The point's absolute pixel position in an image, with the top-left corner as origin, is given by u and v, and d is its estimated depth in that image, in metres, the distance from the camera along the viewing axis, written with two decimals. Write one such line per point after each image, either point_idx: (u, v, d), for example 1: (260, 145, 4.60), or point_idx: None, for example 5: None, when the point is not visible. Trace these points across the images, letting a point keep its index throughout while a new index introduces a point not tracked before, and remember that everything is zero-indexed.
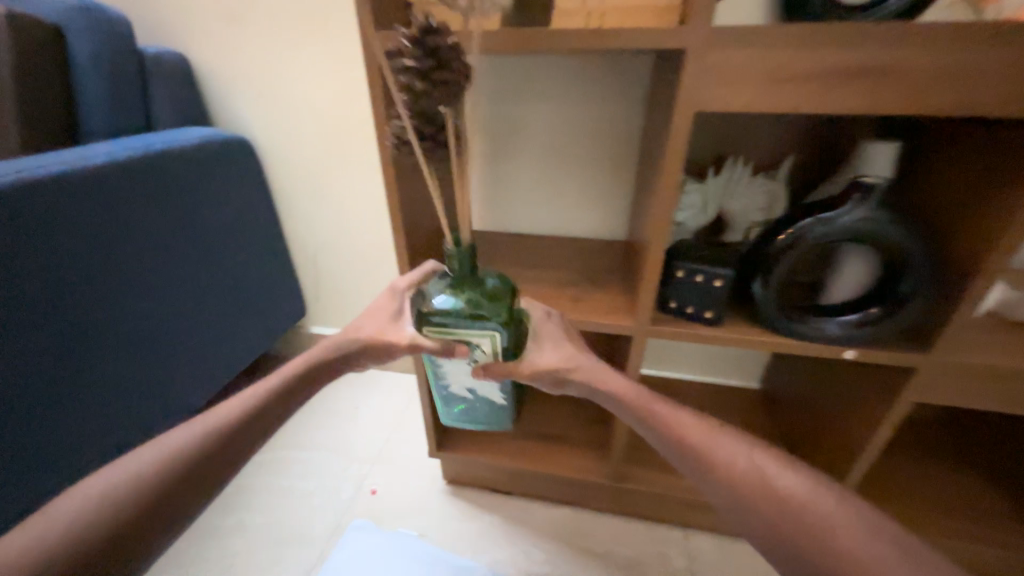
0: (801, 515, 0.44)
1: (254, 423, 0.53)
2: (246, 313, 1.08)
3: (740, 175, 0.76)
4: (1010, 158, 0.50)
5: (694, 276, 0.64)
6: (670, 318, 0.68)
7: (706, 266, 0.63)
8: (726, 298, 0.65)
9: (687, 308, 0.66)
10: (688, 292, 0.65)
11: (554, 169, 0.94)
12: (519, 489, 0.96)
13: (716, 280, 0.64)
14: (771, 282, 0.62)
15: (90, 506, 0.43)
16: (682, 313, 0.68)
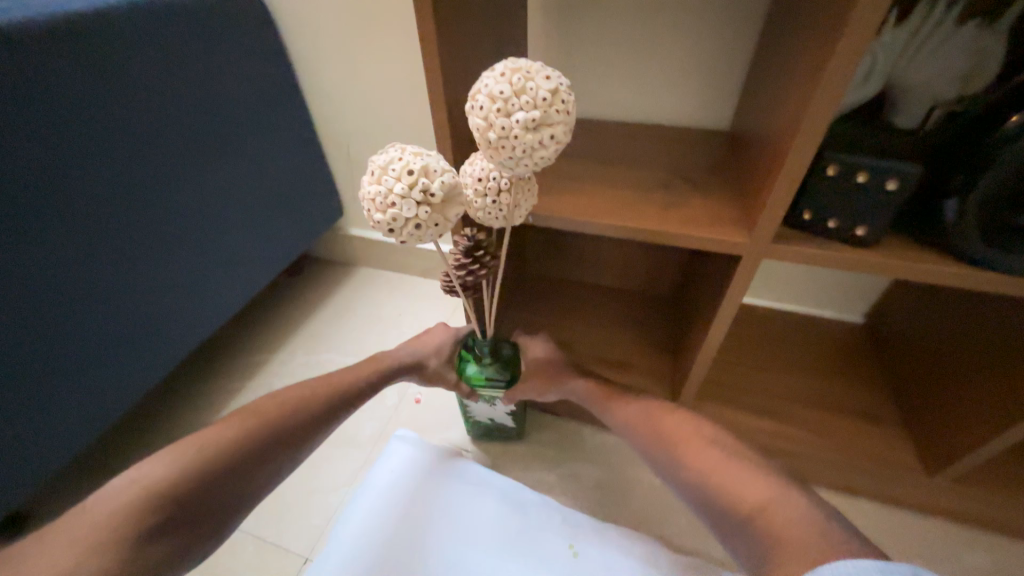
0: (773, 517, 0.46)
1: (328, 421, 0.60)
2: (280, 215, 1.00)
3: (943, 24, 0.50)
4: None
5: (856, 175, 0.45)
6: (800, 235, 0.51)
7: (880, 161, 0.44)
8: (896, 210, 0.46)
9: (829, 223, 0.48)
10: (838, 199, 0.46)
11: (643, 28, 0.70)
12: (570, 412, 0.90)
13: (886, 182, 0.44)
14: (978, 192, 0.43)
15: (188, 463, 0.50)
16: (820, 228, 0.50)
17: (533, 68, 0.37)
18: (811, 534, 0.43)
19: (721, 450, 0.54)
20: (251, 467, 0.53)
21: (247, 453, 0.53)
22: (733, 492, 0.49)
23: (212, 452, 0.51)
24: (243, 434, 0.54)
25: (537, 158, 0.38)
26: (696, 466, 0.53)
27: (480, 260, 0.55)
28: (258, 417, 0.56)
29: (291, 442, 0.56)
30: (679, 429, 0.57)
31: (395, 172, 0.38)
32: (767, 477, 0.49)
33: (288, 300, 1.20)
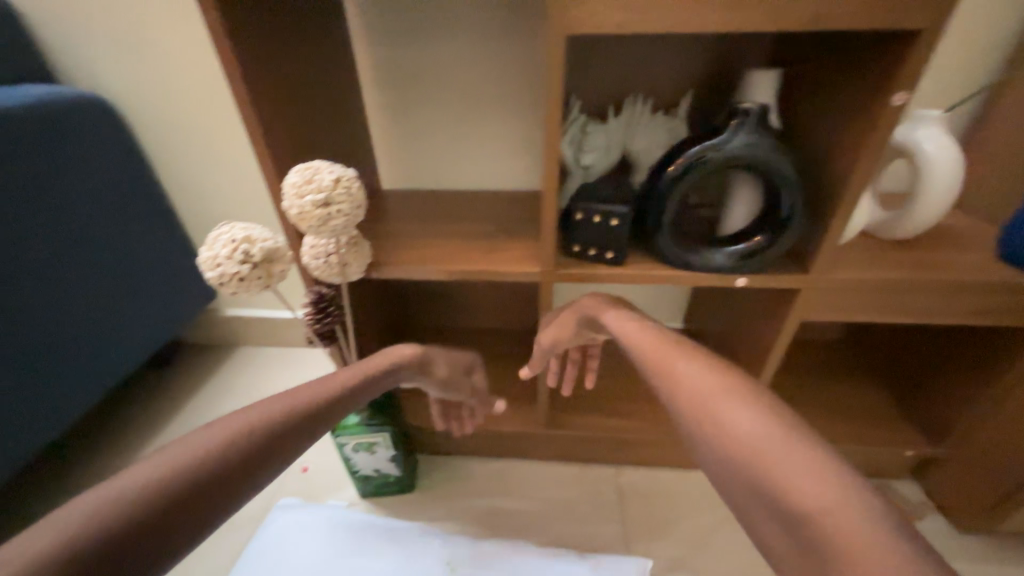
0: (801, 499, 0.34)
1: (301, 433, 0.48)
2: (140, 302, 0.98)
3: (639, 115, 0.75)
4: (864, 73, 0.53)
5: (593, 216, 0.63)
6: (576, 262, 0.68)
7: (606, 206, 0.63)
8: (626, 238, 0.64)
9: (590, 250, 0.66)
10: (588, 233, 0.65)
11: (462, 117, 0.88)
12: (457, 449, 0.96)
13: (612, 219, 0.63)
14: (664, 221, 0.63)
15: (140, 476, 0.37)
16: (586, 255, 0.68)
17: (322, 164, 0.50)
18: (862, 518, 0.32)
19: (759, 404, 0.42)
20: (233, 476, 0.41)
21: (232, 459, 0.41)
22: (762, 461, 0.37)
23: (173, 462, 0.38)
24: (215, 438, 0.42)
25: (333, 225, 0.51)
26: (718, 425, 0.41)
27: (325, 311, 0.64)
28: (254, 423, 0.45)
29: (275, 447, 0.45)
30: (709, 379, 0.46)
31: (221, 242, 0.49)
32: (808, 441, 0.37)
33: (160, 395, 1.14)
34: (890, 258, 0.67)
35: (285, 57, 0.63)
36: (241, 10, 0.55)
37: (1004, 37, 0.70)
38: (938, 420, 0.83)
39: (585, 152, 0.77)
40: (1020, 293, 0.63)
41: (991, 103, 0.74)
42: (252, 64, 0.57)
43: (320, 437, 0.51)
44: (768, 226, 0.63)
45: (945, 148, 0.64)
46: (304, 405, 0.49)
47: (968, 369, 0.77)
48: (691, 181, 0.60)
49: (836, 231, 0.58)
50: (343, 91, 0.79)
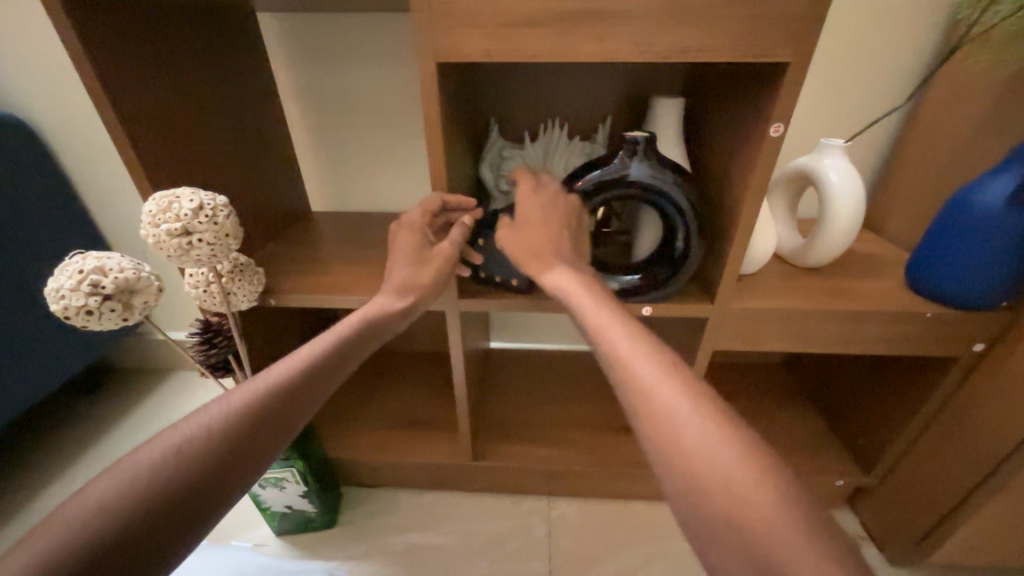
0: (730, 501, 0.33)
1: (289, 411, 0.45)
2: (58, 328, 0.92)
3: (556, 141, 0.75)
4: (749, 105, 0.52)
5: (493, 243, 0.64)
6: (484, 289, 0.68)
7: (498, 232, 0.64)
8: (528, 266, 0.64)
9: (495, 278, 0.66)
10: (491, 259, 0.65)
11: (388, 140, 0.87)
12: (384, 480, 0.92)
13: None
14: None
15: (125, 495, 0.35)
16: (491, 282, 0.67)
17: (184, 191, 0.48)
18: (793, 541, 0.30)
19: (699, 398, 0.39)
20: (235, 464, 0.39)
21: (228, 452, 0.39)
22: (698, 471, 0.35)
23: (156, 471, 0.36)
24: (194, 439, 0.39)
25: (195, 255, 0.48)
26: (655, 420, 0.39)
27: (212, 342, 0.61)
28: (237, 413, 0.42)
29: (274, 426, 0.43)
30: (662, 367, 0.42)
31: (68, 272, 0.46)
32: (741, 446, 0.35)
33: (74, 421, 1.06)
34: (798, 287, 0.67)
35: (183, 79, 0.61)
36: (122, 32, 0.53)
37: (910, 72, 0.72)
38: (864, 450, 0.82)
39: (503, 177, 0.75)
40: (924, 324, 0.62)
41: (902, 135, 0.75)
42: (136, 86, 0.55)
43: (325, 398, 0.49)
44: (666, 261, 0.62)
45: (850, 178, 0.64)
46: (293, 377, 0.46)
47: (888, 399, 0.77)
48: (589, 207, 0.59)
49: (730, 261, 0.57)
50: (259, 112, 0.77)
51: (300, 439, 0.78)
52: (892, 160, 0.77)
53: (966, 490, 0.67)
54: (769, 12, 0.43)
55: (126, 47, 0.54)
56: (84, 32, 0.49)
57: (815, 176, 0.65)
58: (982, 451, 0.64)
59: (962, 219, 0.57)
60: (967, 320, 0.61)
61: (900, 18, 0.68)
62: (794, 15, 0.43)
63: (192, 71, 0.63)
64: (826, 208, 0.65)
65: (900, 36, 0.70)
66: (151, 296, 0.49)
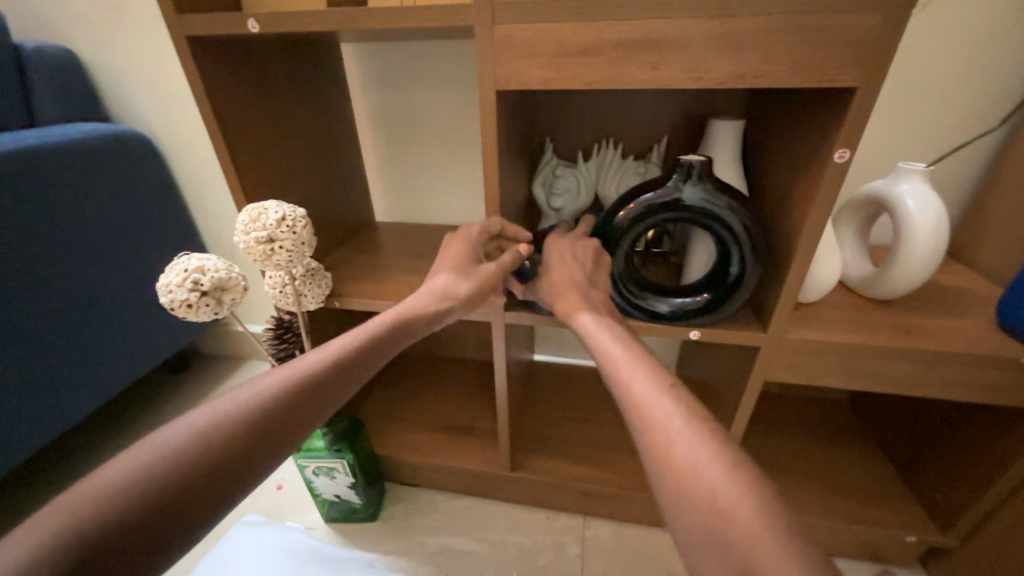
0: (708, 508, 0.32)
1: (320, 392, 0.47)
2: (158, 316, 1.06)
3: (609, 161, 0.76)
4: (812, 129, 0.51)
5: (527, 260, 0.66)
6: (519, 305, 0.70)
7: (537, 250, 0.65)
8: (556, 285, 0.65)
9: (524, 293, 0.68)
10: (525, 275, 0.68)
11: (449, 158, 0.93)
12: (424, 481, 0.96)
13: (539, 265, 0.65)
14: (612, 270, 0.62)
15: (160, 460, 0.37)
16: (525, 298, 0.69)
17: (271, 204, 0.54)
18: (773, 551, 0.28)
19: (692, 416, 0.39)
20: (261, 446, 0.41)
21: (258, 431, 0.41)
22: (684, 481, 0.35)
23: (191, 441, 0.38)
24: (226, 417, 0.41)
25: (276, 260, 0.55)
26: (650, 433, 0.39)
27: (284, 337, 0.68)
28: (269, 398, 0.44)
29: (303, 412, 0.45)
30: (660, 387, 0.42)
31: (176, 270, 0.53)
32: (729, 460, 0.34)
33: (163, 398, 1.20)
34: (864, 320, 0.63)
35: (277, 104, 0.70)
36: (232, 66, 0.62)
37: (1011, 91, 0.65)
38: (942, 506, 0.73)
39: (555, 195, 0.77)
40: (1017, 370, 0.55)
41: (1000, 160, 0.68)
42: (239, 112, 0.63)
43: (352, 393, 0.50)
44: (715, 285, 0.60)
45: (931, 204, 0.58)
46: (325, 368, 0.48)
47: (974, 450, 0.69)
48: (639, 228, 0.59)
49: (786, 289, 0.55)
50: (337, 132, 0.86)
51: (352, 433, 0.84)
52: (985, 186, 0.70)
53: None
54: (836, 38, 0.42)
55: (234, 78, 0.62)
56: (203, 67, 0.57)
57: (890, 202, 0.61)
58: None
59: None
60: None
61: (999, 34, 0.63)
62: (866, 40, 0.42)
63: (284, 97, 0.71)
64: (902, 236, 0.60)
65: (999, 53, 0.64)
66: (238, 293, 0.57)
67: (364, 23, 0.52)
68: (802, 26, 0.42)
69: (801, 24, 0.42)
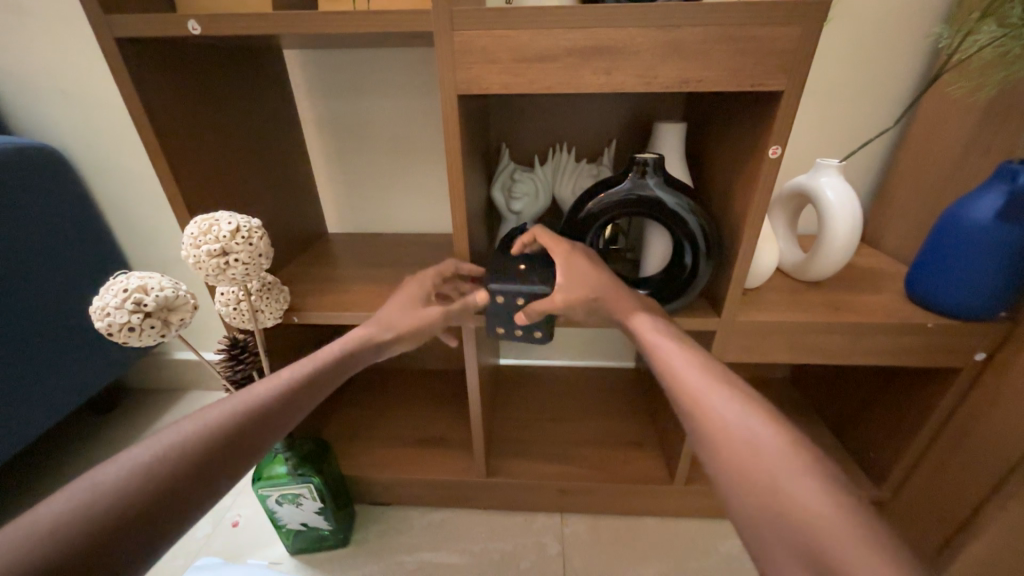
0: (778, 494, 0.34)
1: (267, 425, 0.45)
2: (80, 349, 0.95)
3: (565, 164, 0.79)
4: (747, 129, 0.56)
5: (499, 296, 0.61)
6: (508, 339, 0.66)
7: (523, 285, 0.60)
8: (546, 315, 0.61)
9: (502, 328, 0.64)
10: (500, 312, 0.62)
11: (404, 165, 0.91)
12: (397, 498, 0.93)
13: (519, 297, 0.60)
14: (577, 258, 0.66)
15: (90, 504, 0.33)
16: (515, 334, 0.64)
17: (223, 215, 0.51)
18: (845, 534, 0.31)
19: (749, 407, 0.41)
20: (195, 484, 0.38)
21: (195, 468, 0.38)
22: (745, 468, 0.37)
23: (124, 480, 0.35)
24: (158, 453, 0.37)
25: (230, 274, 0.51)
26: (710, 428, 0.40)
27: (238, 358, 0.63)
28: (208, 432, 0.41)
29: (243, 445, 0.42)
30: (712, 381, 0.44)
31: (113, 291, 0.49)
32: (801, 456, 0.36)
33: (88, 443, 1.07)
34: (802, 300, 0.69)
35: (218, 111, 0.66)
36: (168, 70, 0.57)
37: (899, 96, 0.76)
38: (876, 463, 0.82)
39: (515, 198, 0.79)
40: (926, 334, 0.64)
41: (896, 155, 0.79)
42: (177, 120, 0.59)
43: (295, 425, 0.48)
44: (672, 277, 0.64)
45: (846, 193, 0.66)
46: (267, 399, 0.46)
47: (897, 410, 0.78)
48: (604, 218, 0.63)
49: (736, 275, 0.59)
50: (284, 141, 0.82)
51: (316, 456, 0.80)
52: (886, 179, 0.80)
53: (978, 500, 0.67)
54: (764, 48, 0.47)
55: (170, 83, 0.58)
56: (136, 70, 0.53)
57: (814, 192, 0.68)
58: (990, 461, 0.64)
59: (956, 232, 0.60)
60: (966, 331, 0.63)
61: (887, 47, 0.73)
62: (788, 50, 0.47)
63: (226, 104, 0.67)
64: (825, 223, 0.67)
65: (888, 64, 0.74)
66: (186, 313, 0.52)
67: (318, 26, 0.51)
68: (735, 37, 0.47)
69: (734, 35, 0.47)
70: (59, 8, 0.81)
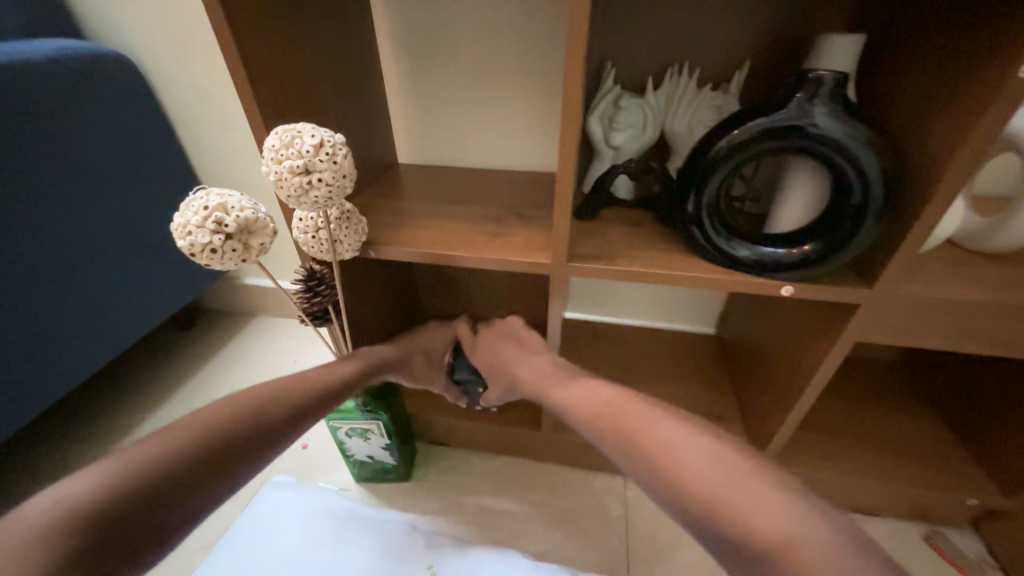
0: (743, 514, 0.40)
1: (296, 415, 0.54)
2: (160, 266, 0.98)
3: (683, 89, 0.65)
4: (982, 36, 0.41)
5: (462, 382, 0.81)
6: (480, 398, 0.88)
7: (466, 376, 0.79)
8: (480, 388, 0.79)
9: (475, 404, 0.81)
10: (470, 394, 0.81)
11: (486, 87, 0.80)
12: (457, 441, 0.92)
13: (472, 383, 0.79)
14: (700, 204, 0.54)
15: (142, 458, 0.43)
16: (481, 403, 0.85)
17: (305, 126, 0.45)
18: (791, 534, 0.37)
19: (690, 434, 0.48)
20: (210, 473, 0.46)
21: (214, 460, 0.46)
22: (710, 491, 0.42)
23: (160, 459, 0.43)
24: (188, 438, 0.46)
25: (313, 197, 0.45)
26: (663, 453, 0.47)
27: (315, 290, 0.60)
28: (232, 426, 0.49)
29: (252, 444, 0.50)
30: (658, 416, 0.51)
31: (193, 208, 0.44)
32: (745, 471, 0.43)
33: (172, 357, 1.14)
34: (977, 274, 0.56)
35: (291, 8, 0.57)
36: None
37: None
38: (1010, 468, 0.70)
39: (617, 130, 0.67)
40: None
41: None
42: (251, 14, 0.51)
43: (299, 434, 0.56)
44: (825, 232, 0.51)
45: None
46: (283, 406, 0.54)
47: None
48: (746, 156, 0.51)
49: (912, 239, 0.47)
50: (357, 53, 0.73)
51: (384, 393, 0.78)
52: None
53: None
54: None
55: None
56: None
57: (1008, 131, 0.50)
58: None
59: None
60: None
61: None
62: None
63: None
64: None
65: None
66: (267, 237, 0.48)
67: None
68: None
69: None
70: None
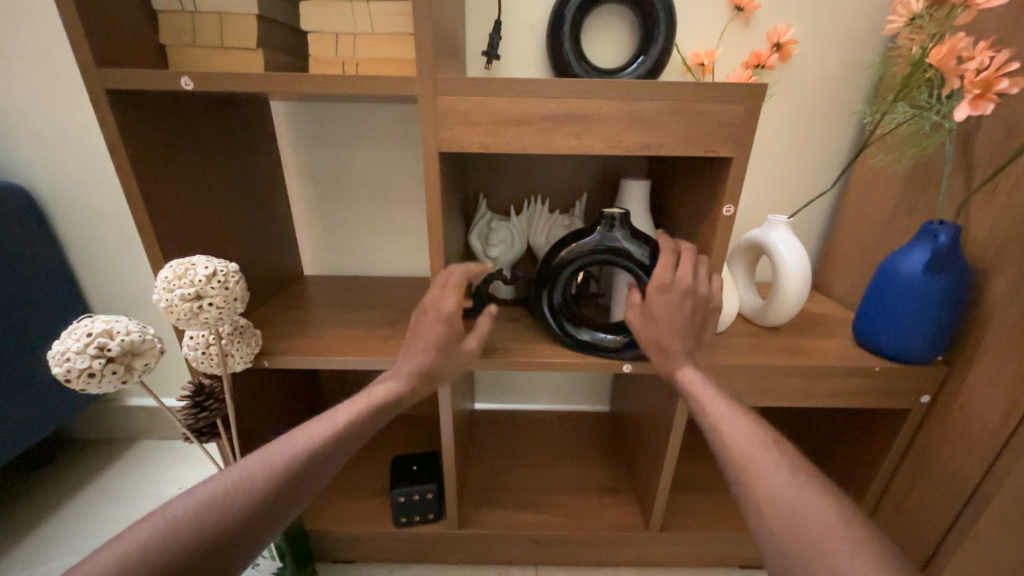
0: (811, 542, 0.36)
1: (321, 466, 0.47)
2: (23, 394, 0.88)
3: (540, 213, 0.83)
4: (705, 186, 0.62)
5: (412, 494, 0.81)
6: (406, 524, 0.83)
7: (415, 486, 0.81)
8: (433, 505, 0.82)
9: (415, 517, 0.83)
10: (410, 507, 0.82)
11: (385, 210, 0.94)
12: (364, 555, 0.87)
13: (418, 494, 0.81)
14: (551, 302, 0.68)
15: (169, 541, 0.36)
16: (414, 520, 0.83)
17: (200, 259, 0.51)
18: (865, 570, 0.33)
19: (784, 460, 0.42)
20: (240, 539, 0.40)
21: (234, 524, 0.40)
22: (793, 527, 0.38)
23: (188, 518, 0.38)
24: (226, 494, 0.40)
25: (203, 318, 0.51)
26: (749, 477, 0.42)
27: (203, 405, 0.61)
28: (276, 476, 0.43)
29: (289, 497, 0.44)
30: (757, 440, 0.44)
31: (74, 335, 0.47)
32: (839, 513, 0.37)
33: (17, 503, 0.96)
34: (763, 344, 0.73)
35: (198, 155, 0.66)
36: (148, 116, 0.58)
37: (835, 163, 0.84)
38: None
39: (492, 245, 0.82)
40: (879, 378, 0.67)
41: (838, 209, 0.86)
42: (154, 164, 0.59)
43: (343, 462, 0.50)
44: None
45: (793, 239, 0.72)
46: (320, 445, 0.47)
47: (856, 451, 0.82)
48: (576, 265, 0.66)
49: None
50: (265, 186, 0.83)
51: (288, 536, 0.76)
52: (833, 237, 0.87)
53: (936, 539, 0.69)
54: (716, 120, 0.53)
55: (150, 128, 0.58)
56: (122, 119, 0.54)
57: (766, 243, 0.74)
58: (945, 499, 0.68)
59: (893, 282, 0.64)
60: (915, 373, 0.67)
61: (823, 116, 0.81)
62: (734, 124, 0.53)
63: (206, 145, 0.67)
64: (783, 271, 0.72)
65: (824, 133, 0.82)
66: (152, 358, 0.51)
67: (305, 87, 0.53)
68: (689, 113, 0.52)
69: (688, 112, 0.52)
70: (47, 55, 0.82)
